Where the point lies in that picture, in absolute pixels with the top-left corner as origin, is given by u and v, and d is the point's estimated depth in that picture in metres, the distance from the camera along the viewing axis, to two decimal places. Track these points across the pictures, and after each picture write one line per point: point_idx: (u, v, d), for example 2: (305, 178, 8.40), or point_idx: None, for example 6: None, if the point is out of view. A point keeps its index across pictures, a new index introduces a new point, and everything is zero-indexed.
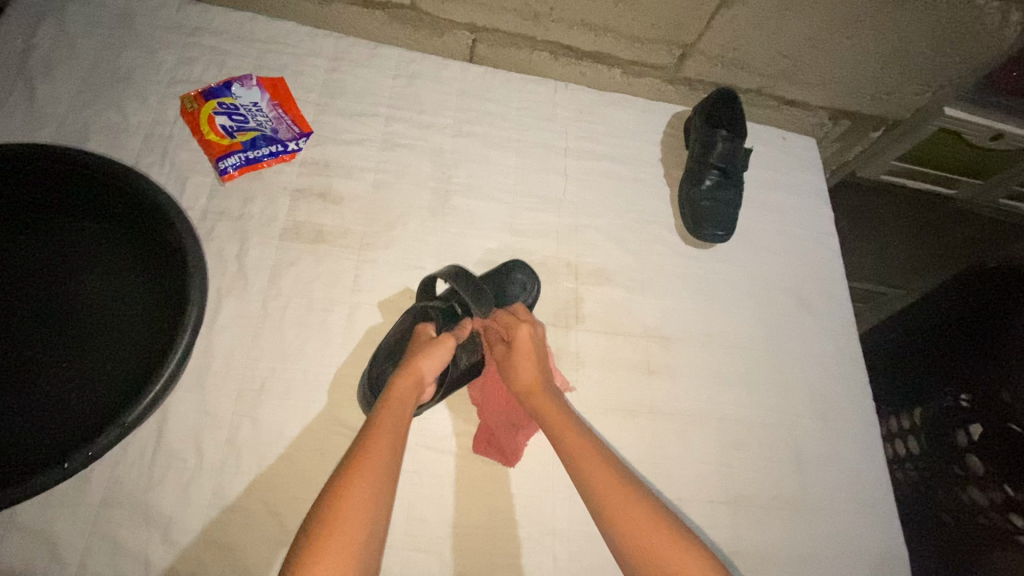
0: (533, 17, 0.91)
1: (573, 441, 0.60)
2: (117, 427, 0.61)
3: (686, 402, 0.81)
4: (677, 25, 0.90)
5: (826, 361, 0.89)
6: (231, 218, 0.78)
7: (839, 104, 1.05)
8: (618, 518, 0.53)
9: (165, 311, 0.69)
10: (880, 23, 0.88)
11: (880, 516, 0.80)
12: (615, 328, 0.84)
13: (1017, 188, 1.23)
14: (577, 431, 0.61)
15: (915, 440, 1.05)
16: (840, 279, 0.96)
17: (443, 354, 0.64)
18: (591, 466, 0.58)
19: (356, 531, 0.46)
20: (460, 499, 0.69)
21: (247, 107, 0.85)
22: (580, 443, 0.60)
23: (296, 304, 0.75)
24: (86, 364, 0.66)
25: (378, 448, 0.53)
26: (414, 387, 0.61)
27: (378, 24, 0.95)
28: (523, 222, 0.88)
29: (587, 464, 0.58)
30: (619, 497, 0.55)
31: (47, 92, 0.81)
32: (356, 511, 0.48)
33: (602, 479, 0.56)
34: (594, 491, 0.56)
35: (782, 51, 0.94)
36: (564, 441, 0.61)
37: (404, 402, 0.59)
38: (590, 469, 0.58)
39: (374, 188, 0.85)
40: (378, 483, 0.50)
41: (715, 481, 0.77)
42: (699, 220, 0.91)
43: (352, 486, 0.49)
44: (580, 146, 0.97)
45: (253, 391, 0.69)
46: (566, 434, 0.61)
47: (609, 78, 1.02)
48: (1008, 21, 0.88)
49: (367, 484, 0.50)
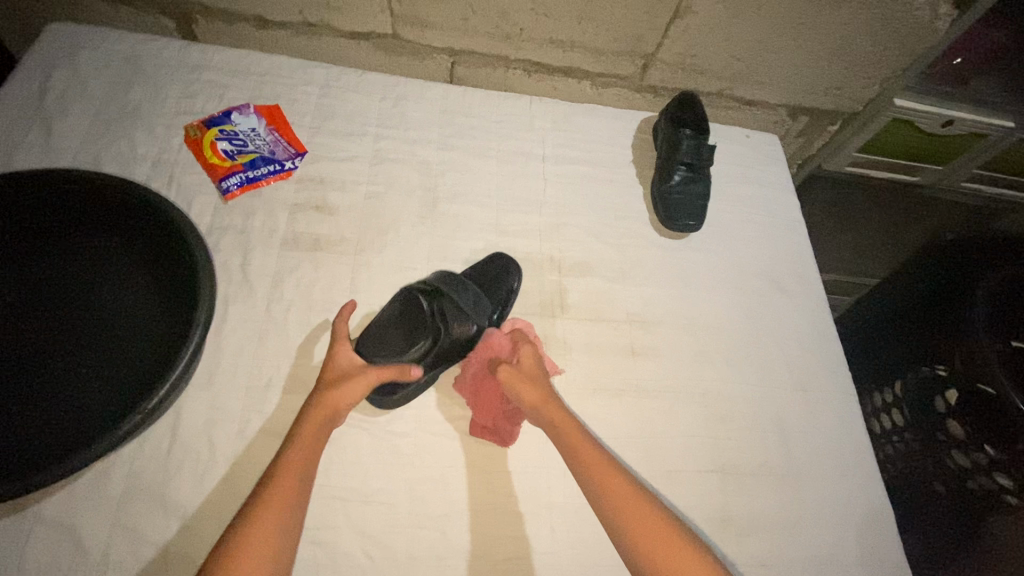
0: (505, 38, 1.00)
1: (594, 462, 0.64)
2: (138, 414, 0.65)
3: (669, 380, 0.86)
4: (636, 37, 0.99)
5: (802, 336, 0.94)
6: (234, 232, 0.84)
7: (795, 101, 1.13)
8: (640, 533, 0.58)
9: (176, 315, 0.74)
10: (821, 23, 0.96)
11: (863, 477, 0.83)
12: (599, 316, 0.89)
13: (977, 171, 1.29)
14: (597, 452, 0.65)
15: (898, 412, 1.09)
16: (810, 260, 1.02)
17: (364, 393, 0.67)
18: (616, 488, 0.62)
19: (278, 517, 0.55)
20: (459, 478, 0.72)
21: (246, 132, 0.92)
22: (592, 454, 0.65)
23: (297, 306, 0.80)
24: (102, 365, 0.70)
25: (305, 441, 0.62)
26: (331, 416, 0.65)
27: (364, 53, 1.03)
28: (507, 224, 0.95)
29: (599, 473, 0.63)
30: (641, 515, 0.59)
31: (62, 128, 0.88)
32: (277, 501, 0.56)
33: (622, 493, 0.61)
34: (616, 513, 0.60)
35: (735, 54, 1.02)
36: (587, 462, 0.65)
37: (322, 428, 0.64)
38: (616, 492, 0.62)
39: (366, 199, 0.91)
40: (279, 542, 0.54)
41: (702, 452, 0.81)
42: (671, 212, 0.98)
43: (277, 482, 0.58)
44: (557, 152, 1.05)
45: (260, 387, 0.73)
46: (588, 455, 0.65)
47: (580, 90, 1.10)
48: (938, 13, 0.95)
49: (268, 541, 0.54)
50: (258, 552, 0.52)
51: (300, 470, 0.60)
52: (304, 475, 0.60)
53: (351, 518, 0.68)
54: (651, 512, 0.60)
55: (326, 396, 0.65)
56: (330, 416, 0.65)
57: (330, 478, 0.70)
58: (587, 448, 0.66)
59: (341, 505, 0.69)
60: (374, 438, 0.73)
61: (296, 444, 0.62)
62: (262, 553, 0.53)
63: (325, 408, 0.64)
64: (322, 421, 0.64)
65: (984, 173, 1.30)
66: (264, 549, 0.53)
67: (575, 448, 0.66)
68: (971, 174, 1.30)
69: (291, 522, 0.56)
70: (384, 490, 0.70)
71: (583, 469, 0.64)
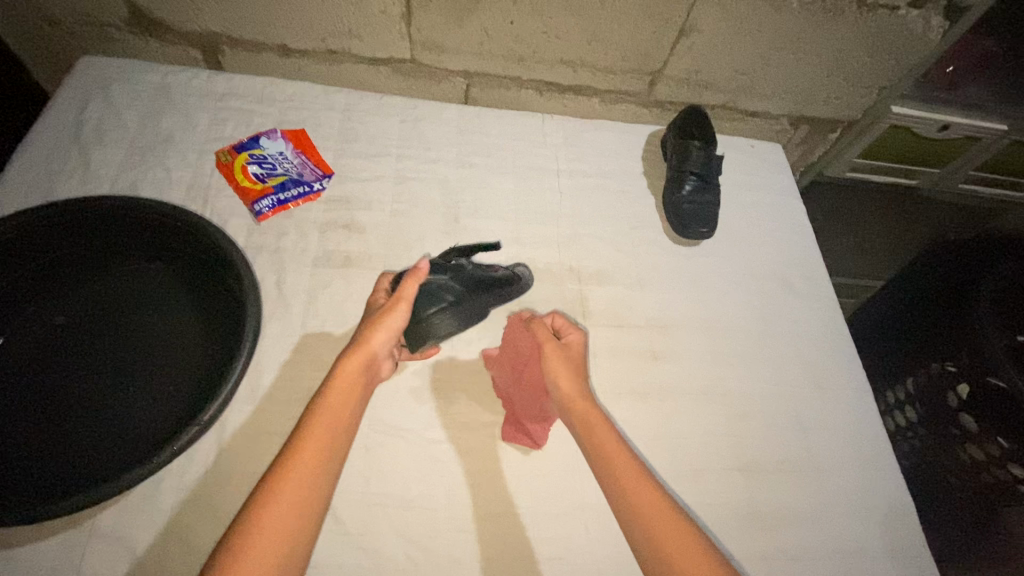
0: (519, 60, 1.04)
1: (618, 457, 0.66)
2: (195, 426, 0.69)
3: (691, 382, 0.88)
4: (644, 56, 1.04)
5: (816, 336, 0.97)
6: (268, 252, 0.87)
7: (796, 111, 1.18)
8: (655, 532, 0.59)
9: (222, 333, 0.77)
10: (820, 37, 1.01)
11: (884, 471, 0.86)
12: (620, 322, 0.92)
13: (975, 172, 1.35)
14: (621, 448, 0.67)
15: (911, 408, 1.12)
16: (818, 263, 1.06)
17: (396, 320, 0.72)
18: (636, 487, 0.63)
19: (308, 475, 0.60)
20: (495, 483, 0.75)
21: (275, 156, 0.96)
22: (617, 449, 0.66)
23: (332, 322, 0.83)
24: (151, 382, 0.73)
25: (334, 395, 0.66)
26: (366, 357, 0.69)
27: (383, 77, 1.08)
28: (527, 236, 0.98)
29: (620, 469, 0.65)
30: (660, 518, 0.60)
31: (100, 157, 0.92)
32: (308, 458, 0.61)
33: (638, 492, 0.63)
34: (633, 510, 0.62)
35: (738, 69, 1.07)
36: (612, 459, 0.66)
37: (352, 378, 0.68)
38: (631, 484, 0.63)
39: (391, 217, 0.95)
40: (309, 495, 0.59)
41: (728, 451, 0.83)
42: (684, 220, 1.01)
43: (308, 440, 0.62)
44: (571, 167, 1.09)
45: (301, 400, 0.76)
46: (613, 451, 0.66)
47: (590, 107, 1.15)
48: (931, 24, 1.00)
49: (297, 493, 0.58)
50: (288, 505, 0.57)
51: (331, 426, 0.64)
52: (333, 427, 0.64)
53: (394, 524, 0.71)
54: (669, 513, 0.61)
55: (361, 340, 0.70)
56: (362, 364, 0.69)
57: (371, 486, 0.73)
58: (613, 445, 0.67)
59: (383, 511, 0.71)
60: (412, 446, 0.76)
61: (328, 400, 0.65)
62: (289, 506, 0.57)
63: (359, 350, 0.69)
64: (351, 375, 0.68)
65: (981, 174, 1.35)
66: (293, 503, 0.58)
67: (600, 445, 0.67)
68: (967, 176, 1.36)
69: (321, 478, 0.61)
70: (423, 496, 0.73)
71: (606, 465, 0.66)
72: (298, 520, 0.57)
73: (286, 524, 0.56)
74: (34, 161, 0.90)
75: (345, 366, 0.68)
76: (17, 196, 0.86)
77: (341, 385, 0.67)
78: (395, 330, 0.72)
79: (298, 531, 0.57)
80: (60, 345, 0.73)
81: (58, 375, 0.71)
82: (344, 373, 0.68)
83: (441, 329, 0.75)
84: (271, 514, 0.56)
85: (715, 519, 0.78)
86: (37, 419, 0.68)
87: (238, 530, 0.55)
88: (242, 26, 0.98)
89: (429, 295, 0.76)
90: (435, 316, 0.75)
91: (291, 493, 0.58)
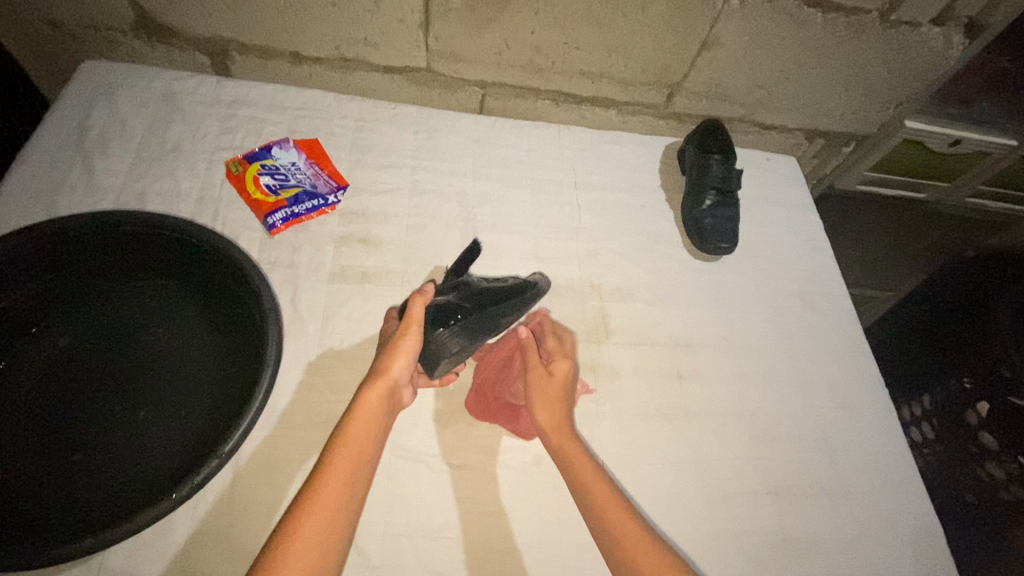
0: (537, 70, 1.02)
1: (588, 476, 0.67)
2: (215, 458, 0.64)
3: (718, 403, 0.87)
4: (664, 68, 1.02)
5: (838, 355, 0.96)
6: (283, 267, 0.84)
7: (813, 125, 1.17)
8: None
9: (238, 357, 0.74)
10: (841, 53, 1.00)
11: (911, 494, 0.85)
12: (644, 340, 0.90)
13: (983, 187, 1.35)
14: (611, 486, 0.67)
15: (927, 425, 1.11)
16: (838, 279, 1.05)
17: (412, 343, 0.69)
18: (622, 527, 0.63)
19: (331, 511, 0.57)
20: (522, 510, 0.73)
21: (287, 167, 0.93)
22: (587, 468, 0.68)
23: (350, 342, 0.80)
24: (165, 409, 0.69)
25: (358, 423, 0.64)
26: (389, 386, 0.67)
27: (397, 86, 1.05)
28: (546, 251, 0.96)
29: (586, 479, 0.67)
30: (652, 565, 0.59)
31: (105, 167, 0.88)
32: (331, 491, 0.58)
33: (609, 504, 0.65)
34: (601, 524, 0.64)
35: (757, 83, 1.06)
36: (597, 498, 0.65)
37: (377, 405, 0.66)
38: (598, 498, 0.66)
39: (408, 231, 0.92)
40: (336, 523, 0.56)
41: (756, 475, 0.82)
42: (705, 235, 1.00)
43: (330, 474, 0.59)
44: (589, 179, 1.07)
45: (320, 425, 0.73)
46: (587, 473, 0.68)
47: (607, 118, 1.13)
48: (951, 41, 1.00)
49: (323, 521, 0.56)
50: (312, 542, 0.54)
51: (354, 460, 0.61)
52: (359, 457, 0.61)
53: (419, 555, 0.68)
54: (630, 519, 0.63)
55: (382, 368, 0.68)
56: (387, 390, 0.67)
57: (394, 515, 0.70)
58: (600, 488, 0.66)
59: (409, 542, 0.69)
60: (436, 472, 0.73)
61: (350, 431, 0.63)
62: (315, 536, 0.54)
63: (381, 379, 0.67)
64: (375, 404, 0.66)
65: (988, 189, 1.36)
66: (316, 541, 0.54)
67: (582, 482, 0.67)
68: (975, 190, 1.37)
69: (344, 513, 0.57)
70: (448, 524, 0.70)
71: (588, 501, 0.66)
72: (320, 563, 0.53)
73: (310, 558, 0.53)
74: (34, 173, 0.86)
75: (370, 392, 0.66)
76: (18, 210, 0.82)
77: (364, 416, 0.64)
78: (414, 354, 0.70)
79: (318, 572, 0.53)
80: (68, 372, 0.69)
81: (68, 404, 0.67)
82: (368, 401, 0.65)
83: (452, 346, 0.71)
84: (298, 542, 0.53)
85: (745, 544, 0.76)
86: (47, 452, 0.64)
87: (266, 559, 0.52)
88: (253, 32, 0.95)
89: (439, 314, 0.73)
90: (442, 335, 0.71)
91: (318, 521, 0.55)
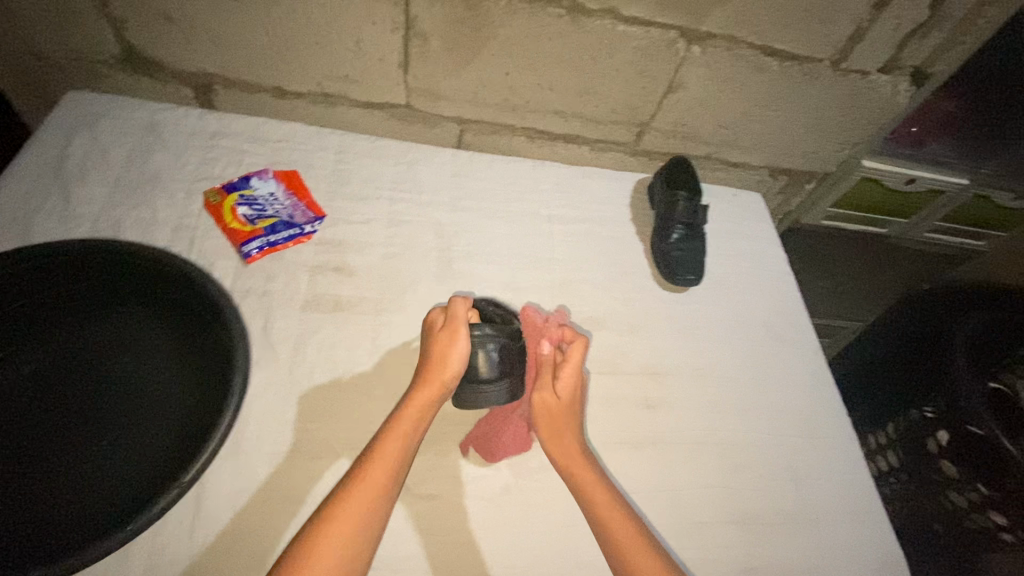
0: (512, 109, 1.07)
1: (588, 477, 0.74)
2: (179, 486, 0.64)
3: (686, 432, 0.88)
4: (633, 109, 1.07)
5: (803, 385, 0.99)
6: (257, 295, 0.85)
7: (777, 163, 1.23)
8: None
9: (205, 383, 0.75)
10: (799, 97, 1.07)
11: (872, 520, 0.87)
12: (612, 368, 0.92)
13: (940, 224, 1.43)
14: (612, 496, 0.73)
15: (892, 453, 1.14)
16: (802, 311, 1.09)
17: (461, 344, 0.73)
18: (614, 520, 0.70)
19: (363, 510, 0.62)
20: (490, 540, 0.73)
21: (266, 197, 0.95)
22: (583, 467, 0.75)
23: (320, 369, 0.81)
24: (128, 435, 0.69)
25: (404, 418, 0.70)
26: (438, 386, 0.72)
27: (377, 121, 1.09)
28: (520, 281, 0.98)
29: (586, 481, 0.74)
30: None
31: (82, 195, 0.89)
32: (371, 483, 0.64)
33: (602, 501, 0.72)
34: (600, 519, 0.71)
35: (723, 123, 1.11)
36: (590, 491, 0.73)
37: (426, 401, 0.71)
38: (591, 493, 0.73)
39: (384, 260, 0.94)
40: (374, 510, 0.62)
41: (723, 503, 0.83)
42: (673, 267, 1.04)
43: (375, 462, 0.65)
44: (563, 212, 1.10)
45: (285, 454, 0.73)
46: (584, 473, 0.75)
47: (580, 154, 1.18)
48: (898, 89, 1.08)
49: (361, 508, 0.62)
50: (344, 532, 0.60)
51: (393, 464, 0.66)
52: (403, 448, 0.67)
53: None
54: (619, 513, 0.71)
55: (435, 368, 0.73)
56: (437, 389, 0.72)
57: None
58: (596, 486, 0.73)
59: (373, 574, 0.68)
60: (403, 503, 0.73)
61: (391, 431, 0.68)
62: (352, 521, 0.61)
63: (433, 378, 0.72)
64: (422, 401, 0.71)
65: (945, 226, 1.44)
66: (355, 525, 0.61)
67: (579, 481, 0.74)
68: (933, 226, 1.44)
69: (383, 500, 0.63)
70: (414, 555, 0.70)
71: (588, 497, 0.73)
72: (355, 545, 0.60)
73: (345, 541, 0.59)
74: (10, 200, 0.86)
75: (424, 387, 0.72)
76: None
77: (405, 424, 0.69)
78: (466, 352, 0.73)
79: (356, 552, 0.60)
80: (34, 394, 0.69)
81: (32, 430, 0.67)
82: (416, 403, 0.71)
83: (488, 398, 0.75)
84: (336, 522, 0.60)
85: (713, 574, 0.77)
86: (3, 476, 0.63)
87: (306, 539, 0.59)
88: (238, 67, 0.98)
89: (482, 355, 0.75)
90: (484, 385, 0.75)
91: (359, 507, 0.62)
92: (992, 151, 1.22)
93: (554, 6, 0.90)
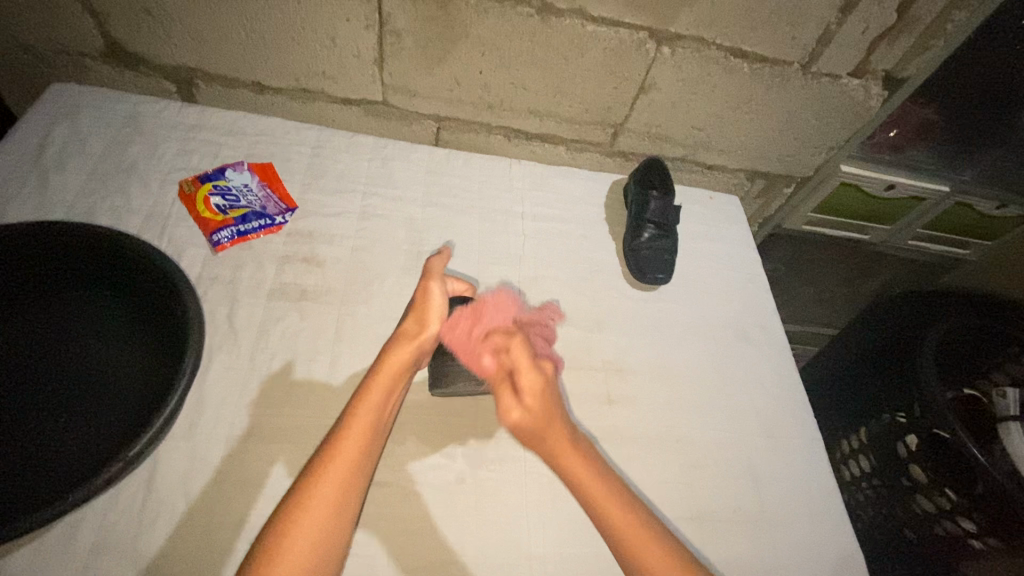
0: (487, 107, 1.09)
1: (593, 480, 0.66)
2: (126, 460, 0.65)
3: (646, 428, 0.88)
4: (606, 109, 1.09)
5: (769, 385, 0.99)
6: (223, 282, 0.87)
7: (753, 167, 1.24)
8: None
9: (163, 365, 0.76)
10: (771, 100, 1.07)
11: (832, 519, 0.86)
12: (575, 363, 0.93)
13: (922, 232, 1.42)
14: (622, 495, 0.66)
15: (865, 458, 1.14)
16: (772, 312, 1.09)
17: (435, 294, 0.75)
18: (626, 526, 0.63)
19: (343, 474, 0.60)
20: (439, 528, 0.73)
21: (239, 188, 0.97)
22: (587, 470, 0.67)
23: (280, 356, 0.82)
24: (83, 412, 0.71)
25: (377, 384, 0.67)
26: (415, 347, 0.71)
27: (355, 117, 1.11)
28: (488, 276, 0.99)
29: (593, 487, 0.66)
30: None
31: (58, 181, 0.92)
32: (348, 451, 0.62)
33: (611, 504, 0.65)
34: (611, 525, 0.64)
35: (695, 125, 1.12)
36: (597, 497, 0.65)
37: (402, 361, 0.70)
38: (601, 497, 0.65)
39: (353, 252, 0.95)
40: (351, 477, 0.61)
41: (680, 499, 0.83)
42: (642, 266, 1.04)
43: (348, 432, 0.63)
44: (536, 211, 1.11)
45: (239, 438, 0.74)
46: (591, 478, 0.66)
47: (556, 154, 1.20)
48: (871, 92, 1.08)
49: (338, 477, 0.60)
50: (323, 503, 0.58)
51: (372, 421, 0.65)
52: (378, 415, 0.65)
53: None
54: (632, 515, 0.64)
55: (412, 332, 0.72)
56: (414, 351, 0.71)
57: None
58: (602, 486, 0.66)
59: None
60: None
61: (365, 399, 0.66)
62: (331, 491, 0.59)
63: (411, 341, 0.71)
64: (401, 363, 0.70)
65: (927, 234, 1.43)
66: (333, 494, 0.59)
67: (585, 491, 0.66)
68: (916, 234, 1.43)
69: (360, 467, 0.62)
70: (361, 541, 0.70)
71: (596, 505, 0.65)
72: (337, 515, 0.58)
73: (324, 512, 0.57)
74: None
75: (402, 347, 0.71)
76: None
77: (379, 389, 0.67)
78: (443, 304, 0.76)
79: (337, 523, 0.58)
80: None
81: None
82: (392, 366, 0.69)
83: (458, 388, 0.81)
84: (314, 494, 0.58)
85: None
86: None
87: (282, 515, 0.57)
88: (218, 62, 1.01)
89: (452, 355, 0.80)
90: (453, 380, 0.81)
91: (337, 476, 0.60)
92: (971, 158, 1.21)
93: (523, 5, 0.91)
